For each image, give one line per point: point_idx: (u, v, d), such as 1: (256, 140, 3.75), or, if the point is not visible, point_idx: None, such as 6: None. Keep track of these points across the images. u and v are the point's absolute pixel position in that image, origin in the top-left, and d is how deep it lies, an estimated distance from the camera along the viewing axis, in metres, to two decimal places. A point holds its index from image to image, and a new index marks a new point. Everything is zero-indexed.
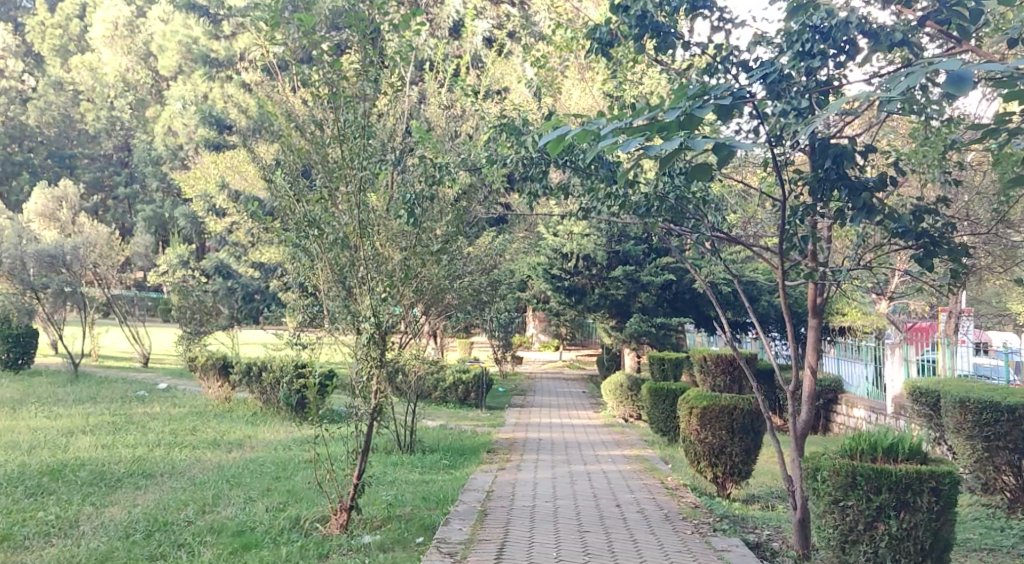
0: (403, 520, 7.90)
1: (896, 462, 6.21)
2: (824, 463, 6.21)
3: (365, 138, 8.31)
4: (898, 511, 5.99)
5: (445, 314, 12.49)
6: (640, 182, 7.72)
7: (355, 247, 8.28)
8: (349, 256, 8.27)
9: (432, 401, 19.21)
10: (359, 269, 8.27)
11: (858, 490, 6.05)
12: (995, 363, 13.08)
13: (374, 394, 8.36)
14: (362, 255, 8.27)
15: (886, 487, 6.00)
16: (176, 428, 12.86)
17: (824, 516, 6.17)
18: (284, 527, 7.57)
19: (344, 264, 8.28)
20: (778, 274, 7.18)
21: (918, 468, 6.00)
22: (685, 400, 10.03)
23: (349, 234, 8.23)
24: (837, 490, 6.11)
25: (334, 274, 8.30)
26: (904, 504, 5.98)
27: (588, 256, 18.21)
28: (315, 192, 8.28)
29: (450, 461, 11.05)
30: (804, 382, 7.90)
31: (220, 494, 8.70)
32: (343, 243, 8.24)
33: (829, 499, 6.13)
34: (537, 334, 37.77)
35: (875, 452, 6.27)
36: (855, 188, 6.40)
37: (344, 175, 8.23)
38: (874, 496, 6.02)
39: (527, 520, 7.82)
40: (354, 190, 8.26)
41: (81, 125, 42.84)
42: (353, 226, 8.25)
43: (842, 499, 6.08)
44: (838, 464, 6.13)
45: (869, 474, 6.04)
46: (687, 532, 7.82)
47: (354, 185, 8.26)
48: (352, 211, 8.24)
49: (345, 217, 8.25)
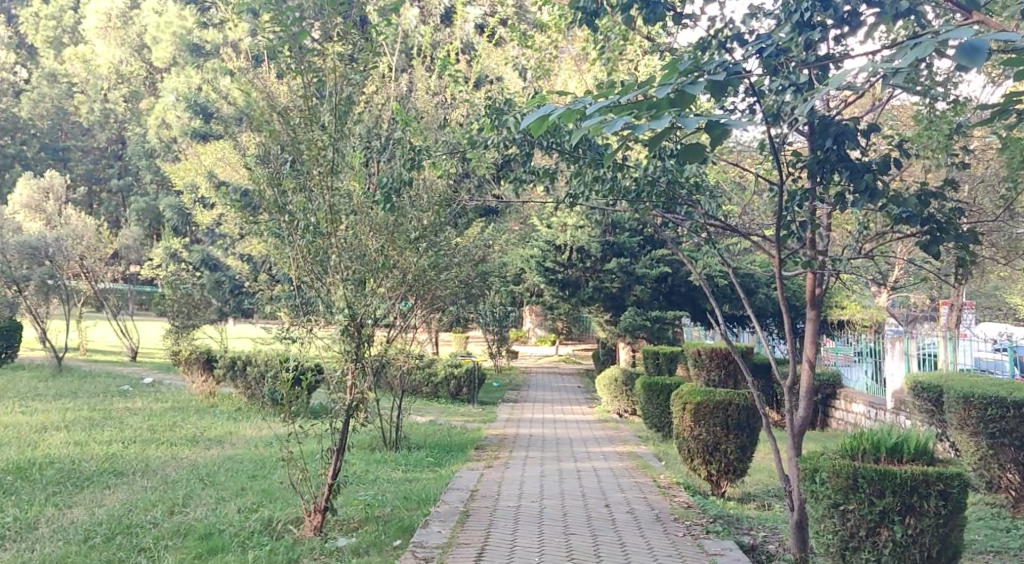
0: (381, 522, 7.54)
1: (901, 462, 5.83)
2: (823, 464, 5.83)
3: (339, 120, 7.91)
4: (902, 516, 5.61)
5: (432, 308, 12.14)
6: (628, 165, 7.33)
7: (329, 235, 7.84)
8: (323, 244, 7.84)
9: (422, 396, 18.84)
10: (333, 257, 7.87)
11: (860, 493, 5.67)
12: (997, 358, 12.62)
13: (351, 390, 7.91)
14: (337, 242, 7.87)
15: (890, 491, 5.62)
16: (154, 424, 12.49)
17: (823, 521, 5.80)
18: (255, 529, 7.21)
19: (319, 252, 7.87)
20: (775, 264, 6.78)
21: (924, 469, 5.63)
22: (678, 395, 9.66)
23: (322, 220, 7.82)
24: (838, 493, 5.72)
25: (308, 262, 7.87)
26: (909, 509, 5.60)
27: (582, 248, 17.85)
28: (287, 176, 7.85)
29: (436, 458, 10.67)
30: (801, 376, 7.51)
31: (191, 494, 8.33)
32: (316, 230, 7.82)
33: (829, 503, 5.76)
34: (535, 329, 37.46)
35: (878, 453, 5.88)
36: (856, 170, 5.96)
37: (317, 158, 7.84)
38: (877, 500, 5.64)
39: (511, 522, 7.46)
40: (327, 172, 7.85)
41: (75, 117, 42.40)
42: (325, 212, 7.83)
43: (842, 503, 5.71)
44: (838, 465, 5.75)
45: (872, 478, 5.66)
46: (679, 534, 7.46)
47: (325, 167, 7.86)
48: (325, 195, 7.83)
49: (319, 204, 7.85)
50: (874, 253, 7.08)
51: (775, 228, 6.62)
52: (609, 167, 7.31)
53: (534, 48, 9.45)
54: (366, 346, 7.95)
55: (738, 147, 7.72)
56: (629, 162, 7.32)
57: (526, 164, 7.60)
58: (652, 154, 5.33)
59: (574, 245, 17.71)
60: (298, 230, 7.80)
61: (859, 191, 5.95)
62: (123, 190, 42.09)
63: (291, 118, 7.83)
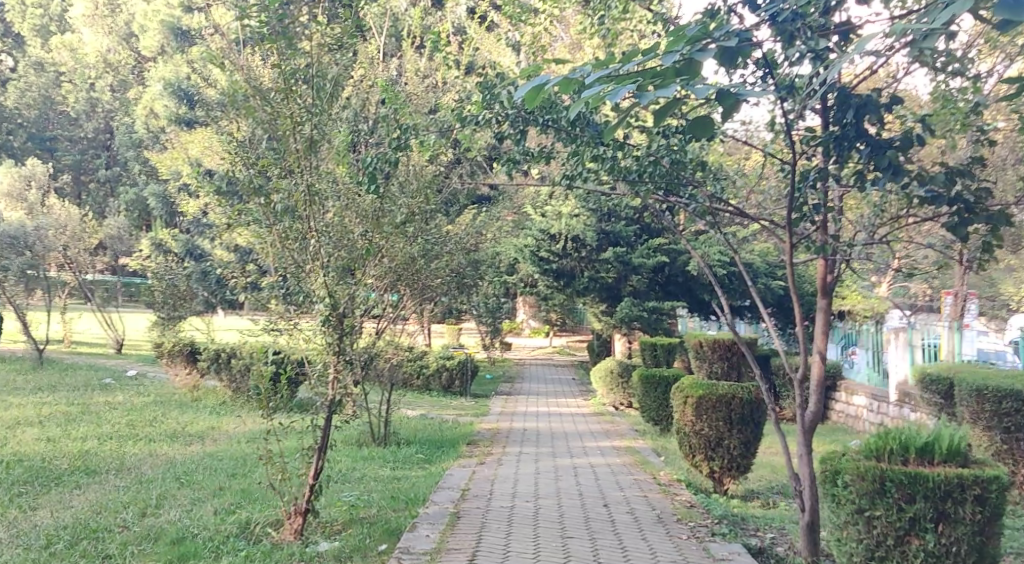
0: (366, 524, 7.10)
1: (931, 464, 5.39)
2: (846, 466, 5.39)
3: (317, 95, 7.37)
4: (935, 524, 5.18)
5: (422, 299, 11.66)
6: (630, 144, 6.82)
7: (307, 219, 7.32)
8: (302, 227, 7.33)
9: (413, 389, 18.40)
10: (312, 242, 7.32)
11: (888, 498, 5.25)
12: (998, 347, 12.20)
13: (334, 384, 7.42)
14: (317, 226, 7.31)
15: (921, 495, 5.20)
16: (133, 419, 12.04)
17: (846, 528, 5.38)
18: (231, 533, 6.77)
19: (297, 234, 7.34)
20: (787, 249, 6.35)
21: (958, 472, 5.20)
22: (678, 389, 9.22)
23: (298, 203, 7.27)
24: (863, 498, 5.30)
25: (286, 248, 7.34)
26: (942, 515, 5.17)
27: (576, 237, 17.44)
28: (262, 155, 7.30)
29: (425, 455, 10.23)
30: (811, 370, 7.05)
31: (166, 494, 7.88)
32: (294, 214, 7.30)
33: (853, 508, 5.33)
34: (527, 320, 37.08)
35: (905, 454, 5.45)
36: (877, 146, 5.56)
37: (292, 133, 7.29)
38: (906, 506, 5.22)
39: (504, 524, 7.01)
40: (306, 151, 7.35)
41: (62, 106, 41.79)
42: (300, 190, 7.26)
43: (867, 509, 5.28)
44: (862, 467, 5.32)
45: (902, 481, 5.23)
46: (683, 537, 7.02)
47: (303, 143, 7.31)
48: (303, 175, 7.31)
49: (295, 182, 7.29)
50: (892, 238, 6.64)
51: (786, 210, 6.18)
52: (609, 147, 6.80)
53: (526, 27, 8.97)
54: (349, 337, 7.47)
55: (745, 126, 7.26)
56: (630, 141, 6.83)
57: (519, 143, 7.10)
58: (657, 127, 4.89)
59: (569, 234, 17.29)
60: (276, 214, 7.29)
61: (880, 168, 5.53)
62: (111, 181, 41.54)
63: (266, 92, 7.26)
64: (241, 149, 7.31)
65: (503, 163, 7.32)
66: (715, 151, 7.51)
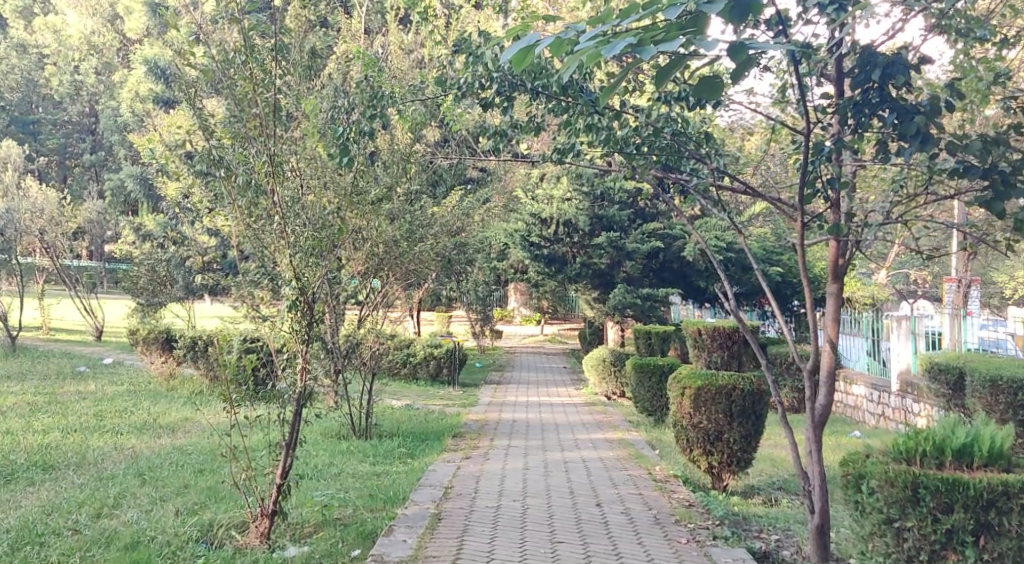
0: (339, 526, 6.58)
1: (970, 469, 4.87)
2: (873, 470, 4.90)
3: (279, 57, 6.69)
4: (975, 537, 4.67)
5: (406, 284, 11.07)
6: (626, 113, 6.27)
7: (271, 194, 6.59)
8: (266, 203, 6.63)
9: (400, 377, 17.86)
10: (276, 220, 6.60)
11: (921, 507, 4.73)
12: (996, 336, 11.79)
13: (302, 374, 6.66)
14: (279, 201, 6.58)
15: (959, 505, 4.68)
16: (102, 409, 11.48)
17: (871, 540, 4.88)
18: (192, 536, 6.25)
19: (259, 211, 6.65)
20: (799, 232, 5.80)
21: (1003, 478, 4.68)
22: (676, 380, 8.67)
23: (260, 176, 6.55)
24: (892, 508, 4.79)
25: (247, 225, 6.66)
26: (983, 528, 4.65)
27: (568, 221, 16.89)
28: (223, 124, 6.67)
29: (408, 448, 9.68)
30: (821, 358, 6.48)
31: (125, 492, 7.34)
32: (256, 189, 6.59)
33: (880, 518, 4.83)
34: (520, 308, 36.47)
35: (940, 457, 4.94)
36: (903, 111, 4.96)
37: (253, 97, 6.54)
38: (942, 516, 4.70)
39: (489, 528, 6.47)
40: (270, 116, 6.61)
41: (46, 90, 41.00)
42: (261, 159, 6.54)
43: (897, 520, 4.78)
44: (892, 472, 4.81)
45: (938, 489, 4.71)
46: (682, 541, 6.49)
47: (267, 108, 6.56)
48: (265, 142, 6.57)
49: (258, 153, 6.59)
50: (910, 218, 6.10)
51: (799, 186, 5.64)
52: (605, 115, 6.24)
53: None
54: (320, 324, 6.75)
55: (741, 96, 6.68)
56: (626, 110, 6.28)
57: (504, 114, 6.51)
58: (660, 88, 4.29)
59: (561, 218, 16.72)
60: (237, 189, 6.59)
61: (908, 135, 4.95)
62: (96, 165, 40.69)
63: (224, 52, 6.52)
64: (200, 116, 6.69)
65: (489, 135, 6.76)
66: (717, 123, 6.94)
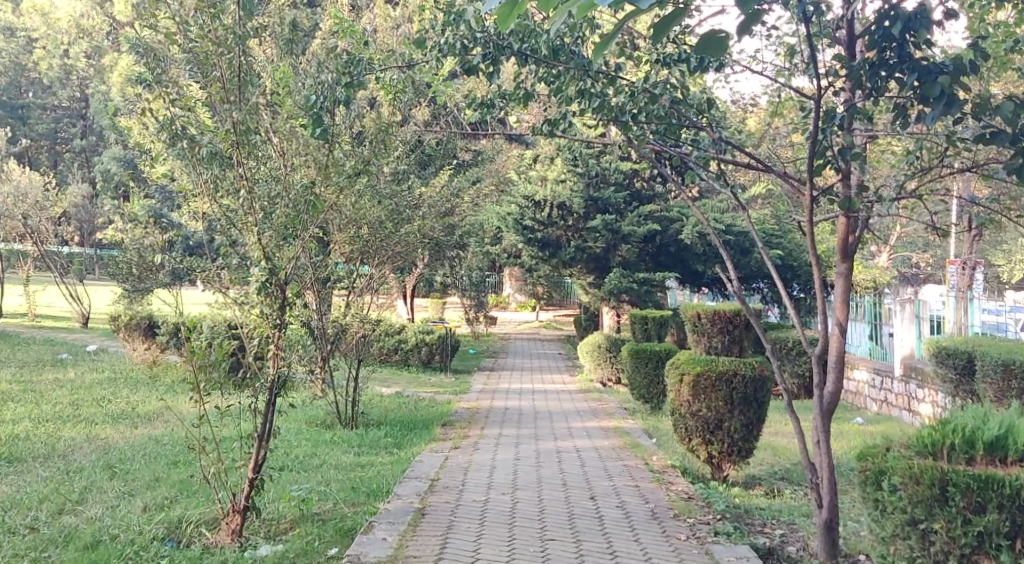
0: (317, 522, 6.18)
1: (1002, 465, 4.50)
2: (895, 466, 4.56)
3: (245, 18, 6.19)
4: (1011, 541, 4.29)
5: (393, 267, 10.63)
6: (621, 79, 5.82)
7: (236, 166, 6.13)
8: (233, 177, 6.17)
9: (392, 364, 17.47)
10: (243, 195, 6.14)
11: (950, 507, 4.39)
12: (1000, 320, 11.43)
13: (275, 363, 6.17)
14: (247, 174, 6.13)
15: (993, 504, 4.31)
16: (79, 398, 11.09)
17: (894, 543, 4.55)
18: (158, 534, 5.85)
19: (224, 185, 6.18)
20: (805, 207, 5.39)
21: None
22: (674, 366, 8.28)
23: (225, 146, 6.07)
24: (918, 508, 4.45)
25: (215, 203, 6.21)
26: (1020, 530, 4.27)
27: (563, 204, 16.47)
28: (186, 91, 6.16)
29: (395, 438, 9.28)
30: (829, 343, 6.06)
31: (92, 486, 6.94)
32: (223, 161, 6.12)
33: (904, 519, 4.49)
34: (515, 294, 36.05)
35: (971, 451, 4.58)
36: (925, 71, 4.52)
37: (213, 56, 6.00)
38: (973, 517, 4.34)
39: (476, 524, 6.07)
40: (235, 80, 6.07)
41: (34, 74, 40.36)
42: (224, 128, 6.06)
43: (923, 522, 4.43)
44: (917, 468, 4.47)
45: (969, 487, 4.36)
46: (680, 537, 6.10)
47: (231, 73, 6.08)
48: (230, 109, 6.07)
49: (224, 120, 6.11)
50: (924, 191, 5.70)
51: (807, 157, 5.24)
52: (598, 81, 5.78)
53: None
54: (293, 309, 6.27)
55: (719, 76, 6.43)
56: (622, 75, 5.83)
57: (489, 81, 6.04)
58: (662, 44, 3.47)
59: (555, 201, 16.30)
60: (201, 160, 6.11)
61: (931, 98, 4.48)
62: (86, 151, 40.07)
63: (187, 11, 6.01)
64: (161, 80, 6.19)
65: (474, 106, 6.32)
66: (718, 91, 6.49)
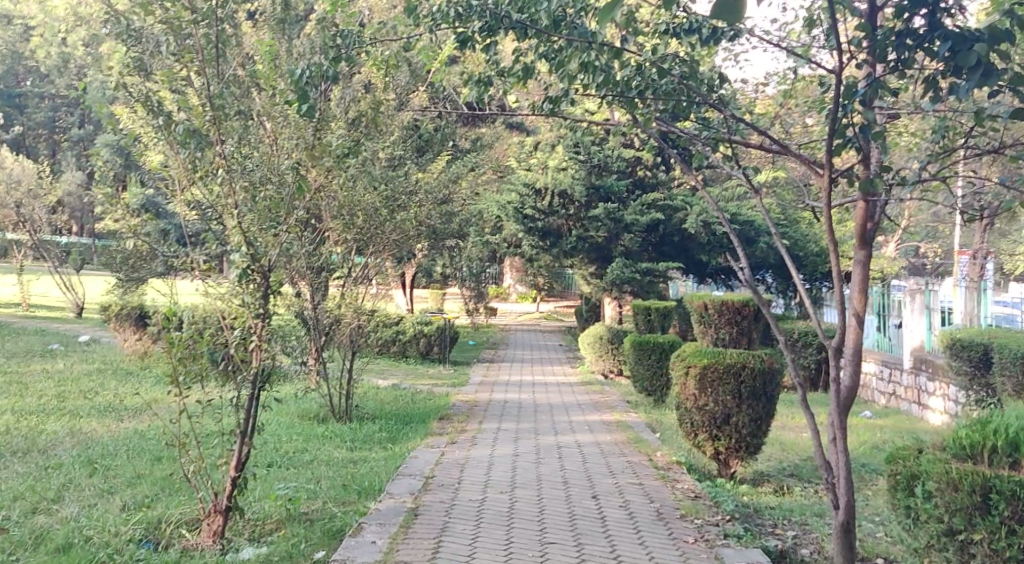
0: (305, 523, 5.85)
1: None
2: (930, 471, 4.40)
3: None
4: None
5: (392, 255, 10.27)
6: (627, 50, 5.44)
7: (216, 144, 5.73)
8: (211, 156, 5.78)
9: (390, 356, 17.15)
10: (222, 176, 5.75)
11: (993, 517, 4.17)
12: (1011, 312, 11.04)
13: (257, 357, 5.78)
14: (226, 155, 5.76)
15: None
16: (65, 390, 10.76)
17: (929, 553, 4.41)
18: (136, 537, 5.54)
19: (203, 164, 5.77)
20: (823, 191, 5.04)
21: None
22: (680, 358, 7.93)
23: (201, 122, 5.69)
24: (955, 518, 4.27)
25: (191, 186, 5.83)
26: None
27: (564, 192, 16.11)
28: (161, 64, 5.77)
29: (389, 433, 8.95)
30: (846, 335, 5.70)
31: (69, 484, 6.61)
32: (201, 139, 5.70)
33: (941, 529, 4.33)
34: (515, 285, 35.71)
35: (1016, 453, 4.31)
36: (960, 39, 4.19)
37: (188, 23, 5.64)
38: (1019, 528, 4.10)
39: (472, 525, 5.75)
40: (211, 51, 5.70)
41: (31, 62, 39.83)
42: (199, 101, 5.70)
43: (961, 532, 4.25)
44: (954, 474, 4.28)
45: (1013, 494, 4.12)
46: (687, 540, 5.78)
47: (210, 44, 5.72)
48: (206, 83, 5.70)
49: (196, 93, 5.75)
50: (947, 173, 5.35)
51: (826, 135, 4.89)
52: (603, 53, 5.38)
53: None
54: (278, 300, 5.89)
55: (728, 53, 6.09)
56: (628, 48, 5.45)
57: (485, 54, 5.65)
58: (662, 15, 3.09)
59: (556, 188, 15.95)
60: (177, 139, 5.70)
61: (966, 68, 4.17)
62: (84, 140, 39.57)
63: None
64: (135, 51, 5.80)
65: (471, 83, 5.97)
66: (728, 66, 6.10)
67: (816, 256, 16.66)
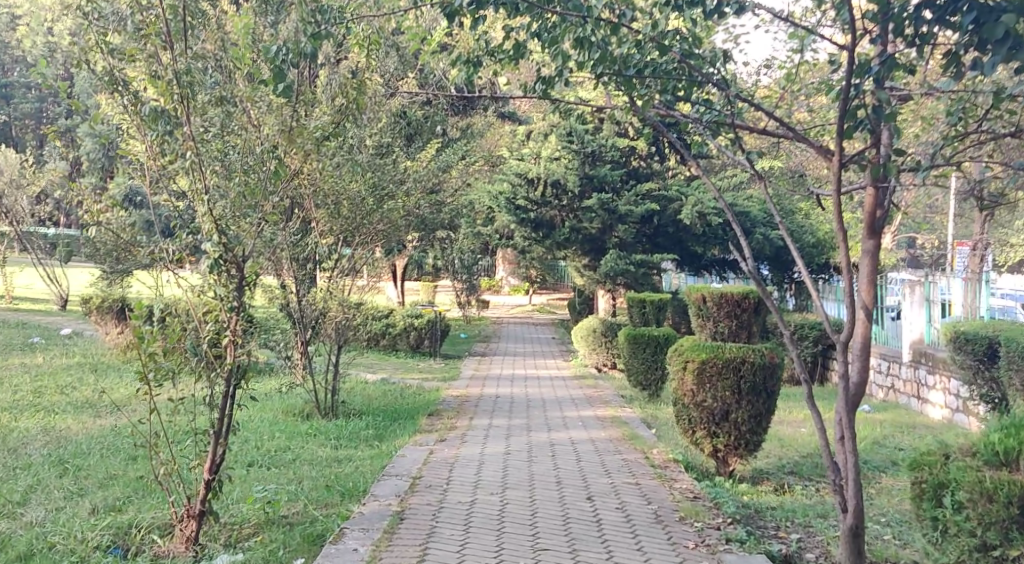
0: (285, 527, 5.55)
1: None
2: (962, 481, 4.42)
3: None
4: None
5: (380, 246, 9.94)
6: (624, 25, 5.09)
7: (184, 125, 5.44)
8: (181, 138, 5.46)
9: (379, 349, 16.84)
10: (190, 160, 5.41)
11: None
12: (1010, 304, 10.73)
13: (234, 353, 5.45)
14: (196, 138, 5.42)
15: None
16: (43, 385, 10.43)
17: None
18: (105, 543, 5.23)
19: (173, 148, 5.52)
20: (832, 178, 4.72)
21: None
22: (675, 352, 7.63)
23: (168, 102, 5.36)
24: (992, 532, 4.29)
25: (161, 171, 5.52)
26: None
27: (557, 182, 15.80)
28: (127, 40, 5.41)
29: (376, 429, 8.65)
30: (854, 328, 5.38)
31: (37, 485, 6.28)
32: (168, 120, 5.40)
33: (975, 543, 4.34)
34: (507, 278, 35.43)
35: None
36: (986, 8, 3.90)
37: None
38: None
39: (459, 531, 5.45)
40: (178, 25, 5.37)
41: (16, 51, 39.29)
42: (165, 79, 5.34)
43: (999, 548, 4.27)
44: (992, 485, 4.30)
45: None
46: (687, 545, 5.48)
47: (177, 18, 5.38)
48: (173, 59, 5.36)
49: (164, 70, 5.40)
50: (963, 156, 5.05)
51: (837, 115, 4.56)
52: (600, 27, 5.02)
53: None
54: (255, 292, 5.57)
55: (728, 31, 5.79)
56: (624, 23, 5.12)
57: (474, 30, 5.31)
58: None
59: (548, 178, 15.62)
60: (144, 120, 5.44)
61: (993, 41, 3.88)
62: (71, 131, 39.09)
63: None
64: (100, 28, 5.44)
65: (460, 63, 5.65)
66: (728, 43, 5.77)
67: (812, 247, 16.38)
